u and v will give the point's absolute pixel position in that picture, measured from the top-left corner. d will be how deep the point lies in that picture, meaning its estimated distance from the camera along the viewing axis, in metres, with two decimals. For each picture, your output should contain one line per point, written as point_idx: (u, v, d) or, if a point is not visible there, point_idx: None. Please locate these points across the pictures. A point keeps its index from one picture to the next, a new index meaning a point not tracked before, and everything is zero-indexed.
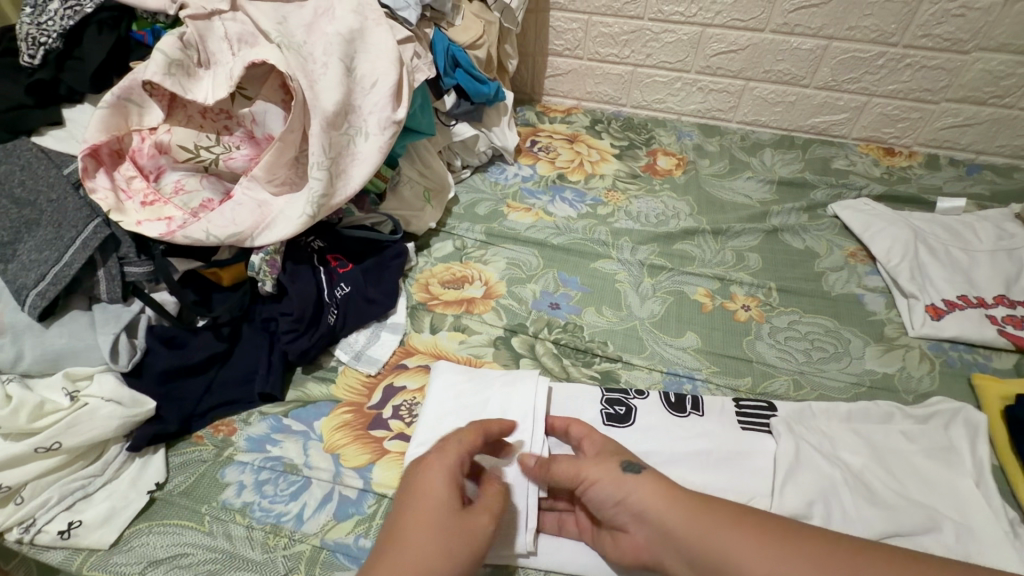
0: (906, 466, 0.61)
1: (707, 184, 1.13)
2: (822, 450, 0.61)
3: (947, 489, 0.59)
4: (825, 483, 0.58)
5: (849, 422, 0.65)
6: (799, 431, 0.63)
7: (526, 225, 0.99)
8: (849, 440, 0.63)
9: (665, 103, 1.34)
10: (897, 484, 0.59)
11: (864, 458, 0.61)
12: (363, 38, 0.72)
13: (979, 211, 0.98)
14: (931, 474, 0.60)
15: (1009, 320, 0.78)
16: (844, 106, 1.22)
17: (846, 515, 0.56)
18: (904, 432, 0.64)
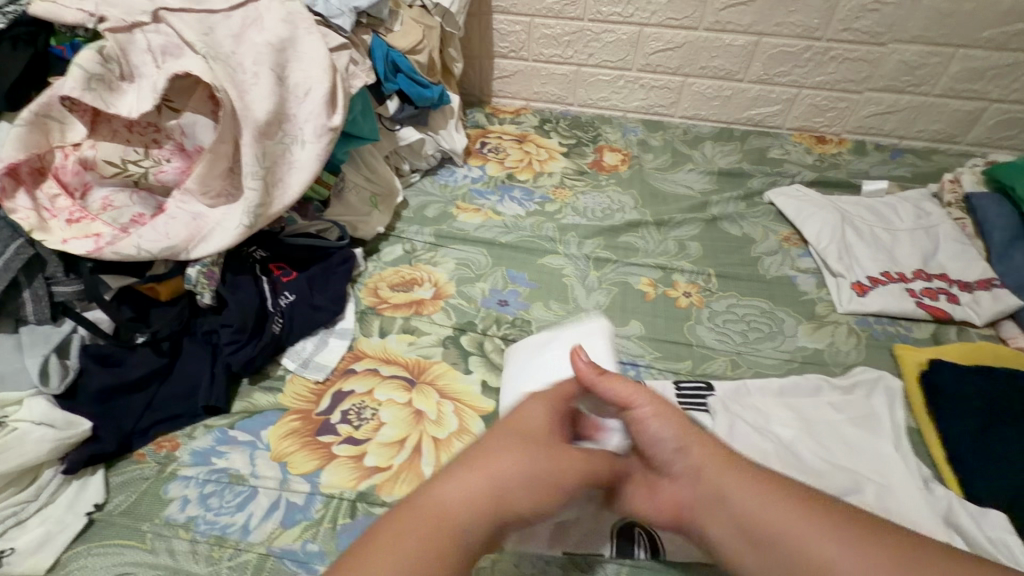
0: (832, 433, 0.65)
1: (651, 178, 1.16)
2: (755, 425, 0.65)
3: (870, 453, 0.63)
4: (758, 455, 0.61)
5: (781, 397, 0.69)
6: (733, 408, 0.66)
7: (475, 225, 1.01)
8: (781, 414, 0.66)
9: (610, 100, 1.38)
10: (825, 451, 0.63)
11: (794, 429, 0.65)
12: (294, 46, 0.72)
13: (900, 192, 1.04)
14: (855, 439, 0.64)
15: (926, 292, 0.83)
16: (777, 98, 1.28)
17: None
18: (832, 403, 0.68)
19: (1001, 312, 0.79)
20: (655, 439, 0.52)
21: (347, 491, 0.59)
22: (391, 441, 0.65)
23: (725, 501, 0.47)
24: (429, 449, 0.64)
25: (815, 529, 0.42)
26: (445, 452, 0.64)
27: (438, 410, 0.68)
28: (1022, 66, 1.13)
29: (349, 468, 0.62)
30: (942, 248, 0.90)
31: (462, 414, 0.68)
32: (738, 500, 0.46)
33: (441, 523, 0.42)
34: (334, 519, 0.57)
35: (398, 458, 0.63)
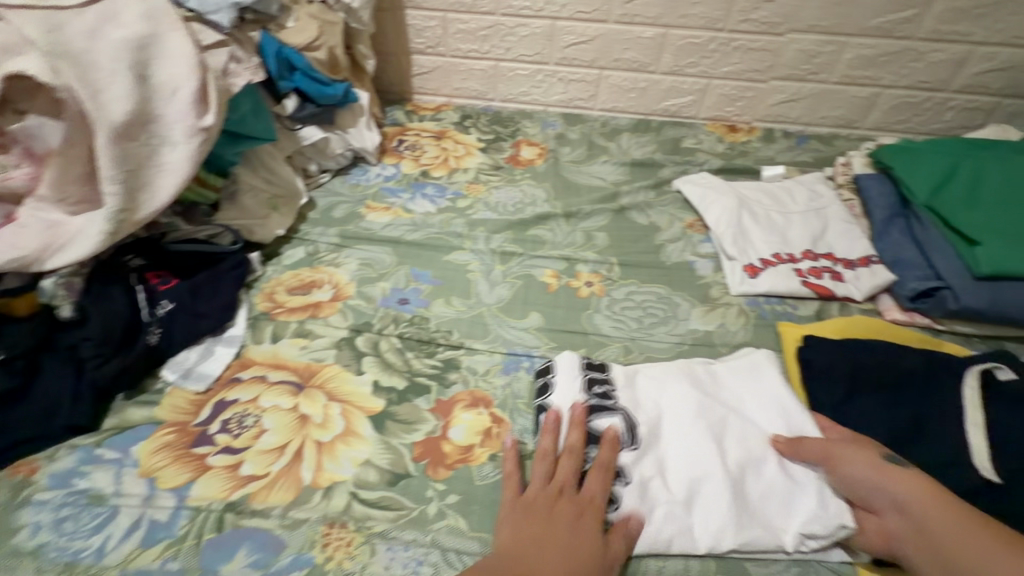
0: (728, 419, 0.65)
1: (566, 170, 1.17)
2: (649, 410, 0.66)
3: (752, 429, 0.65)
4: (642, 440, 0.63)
5: (693, 382, 0.69)
6: (635, 393, 0.67)
7: (383, 224, 0.99)
8: (684, 397, 0.67)
9: (530, 95, 1.38)
10: (713, 438, 0.63)
11: (687, 415, 0.65)
12: (158, 43, 0.68)
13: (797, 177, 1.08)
14: (747, 429, 0.65)
15: (812, 272, 0.86)
16: (688, 89, 1.31)
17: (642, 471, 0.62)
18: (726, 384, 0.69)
19: (878, 286, 0.83)
20: (860, 483, 0.57)
21: (215, 502, 0.57)
22: (272, 447, 0.63)
23: (913, 517, 0.53)
24: (310, 452, 0.63)
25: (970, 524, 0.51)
26: (327, 454, 0.63)
27: (325, 413, 0.67)
28: (908, 53, 1.18)
29: (222, 478, 0.60)
30: (831, 228, 0.94)
31: (350, 416, 0.67)
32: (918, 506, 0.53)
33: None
34: (198, 535, 0.55)
35: (276, 465, 0.61)
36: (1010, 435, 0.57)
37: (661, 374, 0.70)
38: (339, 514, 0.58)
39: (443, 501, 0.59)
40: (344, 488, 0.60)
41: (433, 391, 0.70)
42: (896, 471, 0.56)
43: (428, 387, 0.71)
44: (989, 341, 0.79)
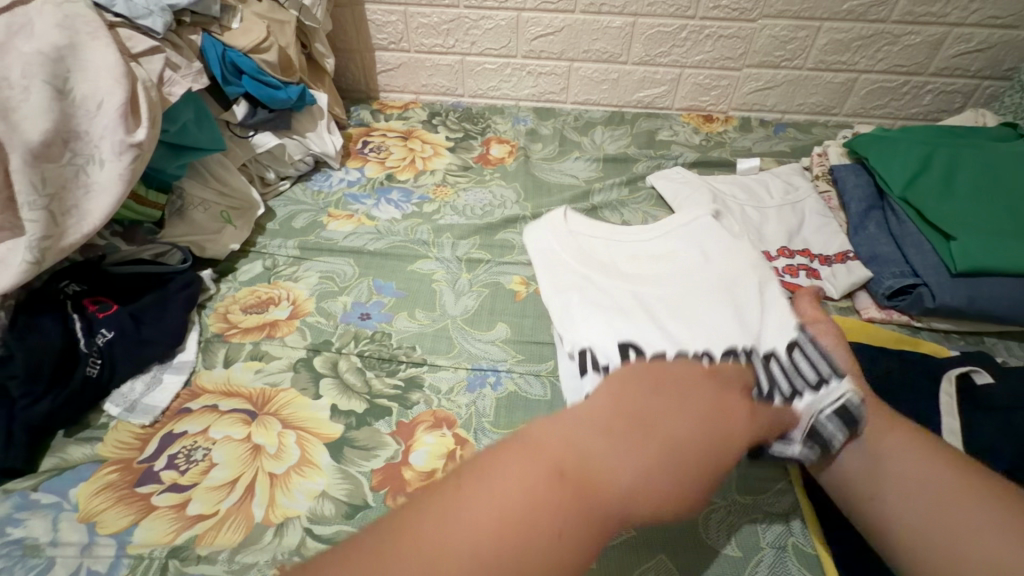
0: (682, 313, 0.67)
1: (537, 169, 1.13)
2: (609, 318, 0.66)
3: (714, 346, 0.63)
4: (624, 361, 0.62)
5: (635, 288, 0.71)
6: (570, 303, 0.71)
7: (345, 233, 0.95)
8: (623, 302, 0.69)
9: (500, 90, 1.34)
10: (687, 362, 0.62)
11: (632, 313, 0.67)
12: (76, 54, 0.63)
13: (772, 169, 1.05)
14: (713, 321, 0.66)
15: (788, 270, 0.84)
16: (661, 79, 1.27)
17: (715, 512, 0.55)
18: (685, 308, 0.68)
19: (854, 283, 0.81)
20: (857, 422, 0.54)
21: (158, 549, 0.54)
22: (221, 483, 0.60)
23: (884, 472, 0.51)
24: (262, 485, 0.59)
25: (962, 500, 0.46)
26: (280, 487, 0.59)
27: (279, 442, 0.64)
28: (883, 37, 1.15)
29: (167, 520, 0.56)
30: (807, 224, 0.91)
31: (305, 444, 0.64)
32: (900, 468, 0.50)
33: (557, 503, 0.35)
34: None
35: (226, 502, 0.58)
36: (988, 445, 0.55)
37: (593, 286, 0.72)
38: (290, 555, 0.54)
39: None
40: (298, 524, 0.56)
41: (394, 413, 0.67)
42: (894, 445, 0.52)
43: (389, 409, 0.68)
44: (969, 337, 0.76)
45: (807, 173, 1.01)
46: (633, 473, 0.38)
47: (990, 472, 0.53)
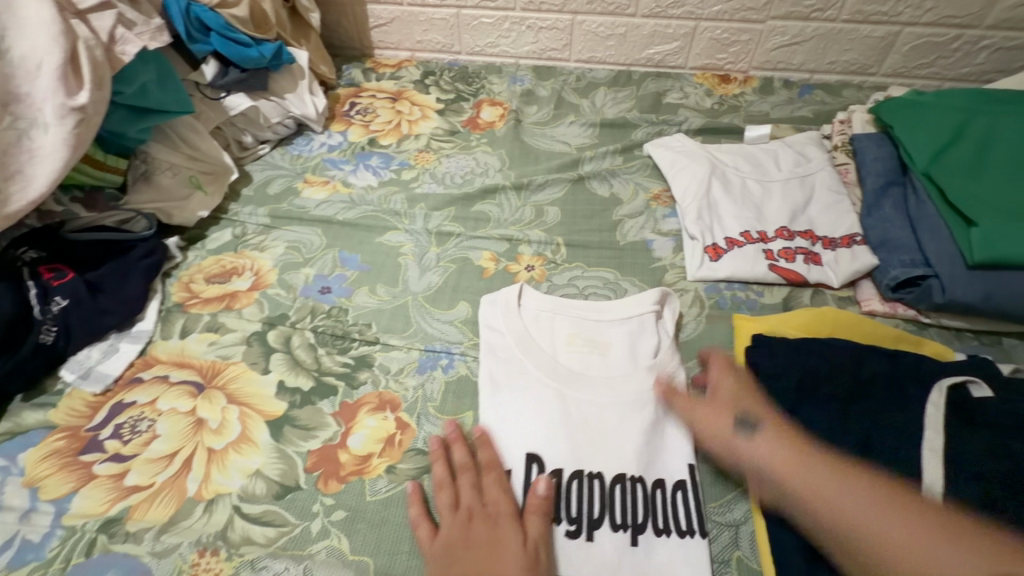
0: (596, 426, 0.58)
1: (527, 134, 1.06)
2: (530, 387, 0.62)
3: (636, 393, 0.60)
4: (546, 402, 0.60)
5: (562, 386, 0.61)
6: (502, 403, 0.61)
7: (317, 201, 0.92)
8: (545, 410, 0.60)
9: (499, 46, 1.25)
10: (611, 401, 0.60)
11: (550, 423, 0.59)
12: (11, 10, 0.61)
13: (784, 137, 0.94)
14: (621, 441, 0.57)
15: (783, 254, 0.76)
16: (674, 34, 1.15)
17: (689, 560, 0.52)
18: (614, 344, 0.65)
19: (858, 272, 0.72)
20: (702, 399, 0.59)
21: (90, 521, 0.55)
22: (161, 455, 0.60)
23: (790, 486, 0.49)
24: (199, 461, 0.59)
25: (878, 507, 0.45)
26: (216, 464, 0.59)
27: (222, 418, 0.63)
28: None
29: (104, 490, 0.57)
30: (815, 201, 0.81)
31: (247, 420, 0.63)
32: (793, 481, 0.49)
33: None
34: (66, 558, 0.53)
35: (162, 475, 0.58)
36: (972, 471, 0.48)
37: (525, 383, 0.62)
38: (215, 537, 0.54)
39: (328, 518, 0.55)
40: (227, 501, 0.56)
41: (339, 393, 0.65)
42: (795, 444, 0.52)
43: (335, 388, 0.66)
44: (983, 337, 0.67)
45: (824, 144, 0.90)
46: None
47: None
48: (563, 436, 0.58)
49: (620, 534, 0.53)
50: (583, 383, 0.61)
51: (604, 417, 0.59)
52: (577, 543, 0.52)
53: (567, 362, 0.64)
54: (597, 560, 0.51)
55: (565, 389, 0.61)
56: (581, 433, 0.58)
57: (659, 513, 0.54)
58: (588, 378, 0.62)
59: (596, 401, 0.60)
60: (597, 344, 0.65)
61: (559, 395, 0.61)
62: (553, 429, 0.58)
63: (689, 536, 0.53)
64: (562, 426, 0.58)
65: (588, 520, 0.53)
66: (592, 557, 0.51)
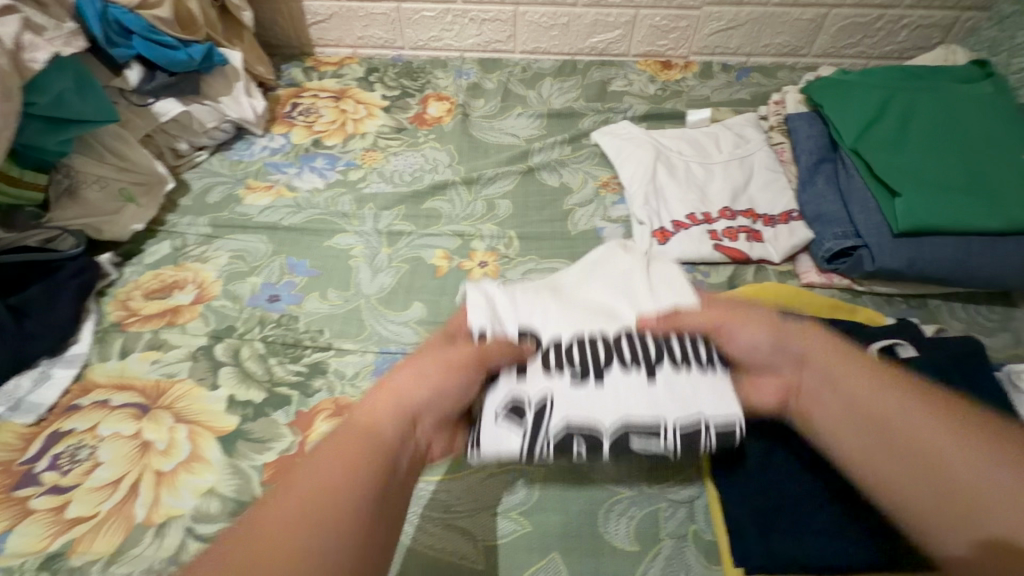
0: (595, 308, 0.60)
1: (475, 128, 1.05)
2: (519, 287, 0.63)
3: (626, 282, 0.63)
4: (539, 295, 0.61)
5: (553, 289, 0.64)
6: (491, 288, 0.61)
7: (261, 207, 0.89)
8: (540, 299, 0.60)
9: (443, 40, 1.23)
10: (604, 293, 0.63)
11: (547, 307, 0.59)
12: None
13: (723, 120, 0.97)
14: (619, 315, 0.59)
15: (727, 233, 0.78)
16: (615, 22, 1.16)
17: (714, 390, 0.51)
18: (595, 259, 0.69)
19: (795, 247, 0.75)
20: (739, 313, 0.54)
21: (29, 560, 0.52)
22: (105, 483, 0.57)
23: (836, 384, 0.48)
24: (147, 485, 0.57)
25: (925, 417, 0.43)
26: (166, 486, 0.57)
27: (170, 437, 0.61)
28: None
29: (44, 525, 0.54)
30: (754, 177, 0.84)
31: (197, 439, 0.61)
32: (832, 379, 0.48)
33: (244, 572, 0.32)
34: None
35: (106, 504, 0.56)
36: None
37: (514, 285, 0.64)
38: (168, 562, 0.52)
39: None
40: (180, 524, 0.54)
41: (293, 403, 0.64)
42: (844, 357, 0.48)
43: (289, 398, 0.64)
44: (913, 300, 0.71)
45: (763, 121, 0.93)
46: (368, 511, 0.38)
47: None
48: (563, 314, 0.58)
49: (633, 374, 0.51)
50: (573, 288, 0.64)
51: (599, 305, 0.61)
52: (583, 386, 0.51)
53: (555, 279, 0.67)
54: (611, 395, 0.50)
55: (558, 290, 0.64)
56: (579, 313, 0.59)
57: (676, 349, 0.53)
58: (574, 286, 0.65)
59: (590, 297, 0.62)
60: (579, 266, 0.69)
61: (553, 293, 0.62)
62: (550, 310, 0.59)
63: (711, 370, 0.51)
64: (558, 308, 0.59)
65: (596, 365, 0.52)
66: (598, 400, 0.50)
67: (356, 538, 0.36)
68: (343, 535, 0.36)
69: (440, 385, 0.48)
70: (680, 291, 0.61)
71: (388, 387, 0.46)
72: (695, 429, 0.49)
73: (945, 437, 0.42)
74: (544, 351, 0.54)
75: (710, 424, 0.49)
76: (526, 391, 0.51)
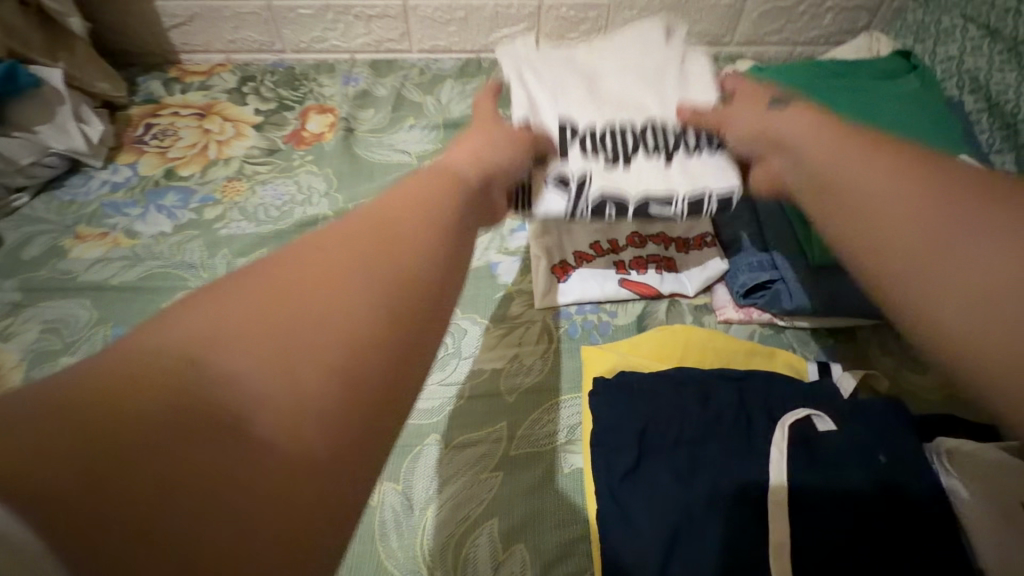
0: (623, 108, 0.63)
1: (360, 145, 0.92)
2: (551, 86, 0.65)
3: (655, 83, 0.65)
4: (565, 90, 0.65)
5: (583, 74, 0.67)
6: (528, 90, 0.64)
7: (90, 261, 0.74)
8: (577, 97, 0.64)
9: (327, 41, 1.08)
10: (617, 87, 0.65)
11: (581, 103, 0.63)
12: None
13: None
14: (642, 103, 0.63)
15: (634, 265, 0.67)
16: (518, 15, 1.03)
17: (713, 167, 0.57)
18: (613, 48, 0.70)
19: (710, 278, 0.66)
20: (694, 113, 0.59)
21: None
22: None
23: (813, 151, 0.40)
24: None
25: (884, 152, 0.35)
26: None
27: None
28: None
29: None
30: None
31: None
32: (801, 138, 0.41)
33: (276, 293, 0.25)
34: None
35: None
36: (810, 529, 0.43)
37: (553, 80, 0.65)
38: None
39: None
40: None
41: None
42: (827, 132, 0.39)
43: None
44: (838, 336, 0.64)
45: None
46: (431, 265, 0.29)
47: (814, 557, 0.42)
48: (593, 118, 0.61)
49: (654, 160, 0.58)
50: (589, 80, 0.66)
51: (624, 99, 0.64)
52: (614, 170, 0.58)
53: (576, 60, 0.69)
54: (636, 177, 0.58)
55: (584, 82, 0.66)
56: (616, 113, 0.62)
57: (691, 139, 0.59)
58: (587, 77, 0.67)
59: (623, 96, 0.64)
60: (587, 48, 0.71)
61: (576, 83, 0.65)
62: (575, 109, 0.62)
63: (718, 150, 0.58)
64: (592, 109, 0.62)
65: (623, 152, 0.59)
66: (628, 179, 0.57)
67: (393, 278, 0.27)
68: (370, 281, 0.27)
69: (484, 153, 0.45)
70: (701, 90, 0.63)
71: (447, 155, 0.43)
72: (700, 198, 0.56)
73: (888, 163, 0.33)
74: (581, 137, 0.59)
75: (712, 193, 0.56)
76: (568, 168, 0.57)
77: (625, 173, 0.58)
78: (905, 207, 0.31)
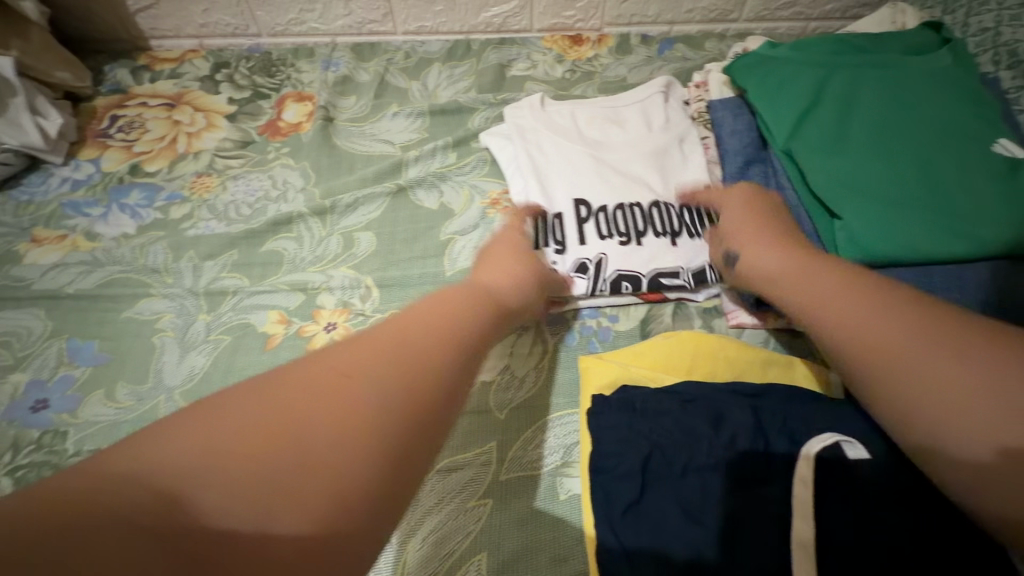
0: (621, 170, 0.68)
1: (341, 135, 0.85)
2: (553, 146, 0.71)
3: (639, 132, 0.71)
4: (566, 151, 0.70)
5: (593, 154, 0.69)
6: (534, 170, 0.69)
7: (46, 266, 0.68)
8: (576, 161, 0.69)
9: (305, 23, 1.01)
10: (626, 166, 0.69)
11: (582, 173, 0.68)
12: None
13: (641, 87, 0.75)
14: (646, 180, 0.67)
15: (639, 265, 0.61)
16: None
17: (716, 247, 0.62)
18: (608, 104, 0.74)
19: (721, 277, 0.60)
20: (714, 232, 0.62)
21: None
22: None
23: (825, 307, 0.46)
24: None
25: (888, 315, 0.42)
26: None
27: None
28: None
29: None
30: (665, 174, 0.67)
31: None
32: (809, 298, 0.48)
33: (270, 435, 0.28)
34: None
35: None
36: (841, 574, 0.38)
37: (555, 151, 0.70)
38: None
39: None
40: None
41: None
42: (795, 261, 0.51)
43: None
44: None
45: (679, 95, 0.74)
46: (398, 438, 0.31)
47: None
48: (594, 185, 0.67)
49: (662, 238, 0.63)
50: (594, 144, 0.71)
51: (631, 171, 0.68)
52: (628, 249, 0.62)
53: (568, 112, 0.74)
54: (649, 253, 0.62)
55: (575, 128, 0.73)
56: (611, 175, 0.67)
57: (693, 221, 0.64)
58: (591, 143, 0.71)
59: (624, 155, 0.69)
60: (591, 108, 0.74)
61: (581, 154, 0.69)
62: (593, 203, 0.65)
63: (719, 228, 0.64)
64: (590, 173, 0.68)
65: (635, 231, 0.63)
66: (639, 257, 0.61)
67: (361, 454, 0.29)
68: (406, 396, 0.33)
69: (509, 279, 0.53)
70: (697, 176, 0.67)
71: (477, 277, 0.52)
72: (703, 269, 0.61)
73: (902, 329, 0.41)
74: (596, 217, 0.64)
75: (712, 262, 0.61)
76: (585, 253, 0.61)
77: (637, 250, 0.62)
78: (934, 373, 0.38)
